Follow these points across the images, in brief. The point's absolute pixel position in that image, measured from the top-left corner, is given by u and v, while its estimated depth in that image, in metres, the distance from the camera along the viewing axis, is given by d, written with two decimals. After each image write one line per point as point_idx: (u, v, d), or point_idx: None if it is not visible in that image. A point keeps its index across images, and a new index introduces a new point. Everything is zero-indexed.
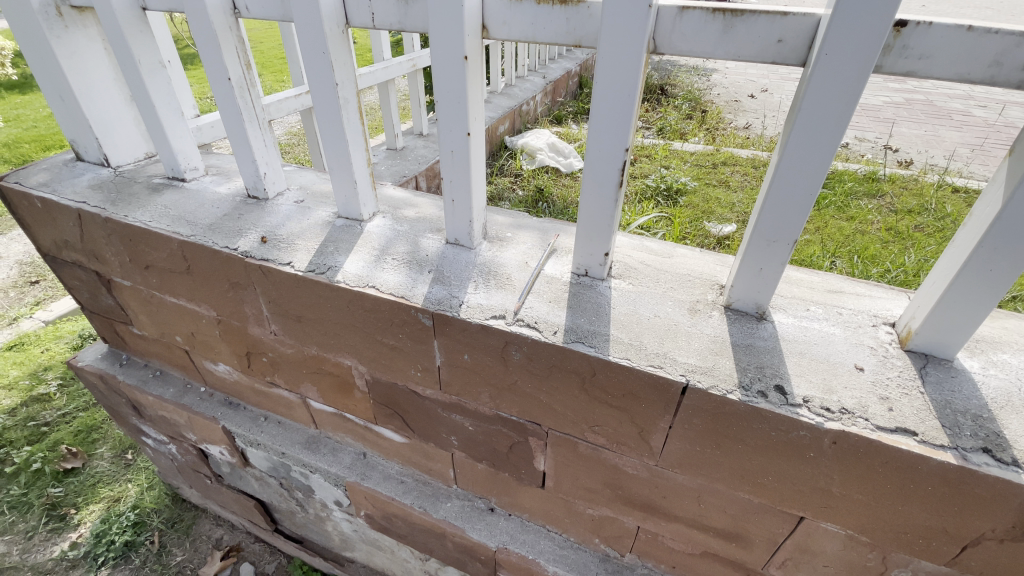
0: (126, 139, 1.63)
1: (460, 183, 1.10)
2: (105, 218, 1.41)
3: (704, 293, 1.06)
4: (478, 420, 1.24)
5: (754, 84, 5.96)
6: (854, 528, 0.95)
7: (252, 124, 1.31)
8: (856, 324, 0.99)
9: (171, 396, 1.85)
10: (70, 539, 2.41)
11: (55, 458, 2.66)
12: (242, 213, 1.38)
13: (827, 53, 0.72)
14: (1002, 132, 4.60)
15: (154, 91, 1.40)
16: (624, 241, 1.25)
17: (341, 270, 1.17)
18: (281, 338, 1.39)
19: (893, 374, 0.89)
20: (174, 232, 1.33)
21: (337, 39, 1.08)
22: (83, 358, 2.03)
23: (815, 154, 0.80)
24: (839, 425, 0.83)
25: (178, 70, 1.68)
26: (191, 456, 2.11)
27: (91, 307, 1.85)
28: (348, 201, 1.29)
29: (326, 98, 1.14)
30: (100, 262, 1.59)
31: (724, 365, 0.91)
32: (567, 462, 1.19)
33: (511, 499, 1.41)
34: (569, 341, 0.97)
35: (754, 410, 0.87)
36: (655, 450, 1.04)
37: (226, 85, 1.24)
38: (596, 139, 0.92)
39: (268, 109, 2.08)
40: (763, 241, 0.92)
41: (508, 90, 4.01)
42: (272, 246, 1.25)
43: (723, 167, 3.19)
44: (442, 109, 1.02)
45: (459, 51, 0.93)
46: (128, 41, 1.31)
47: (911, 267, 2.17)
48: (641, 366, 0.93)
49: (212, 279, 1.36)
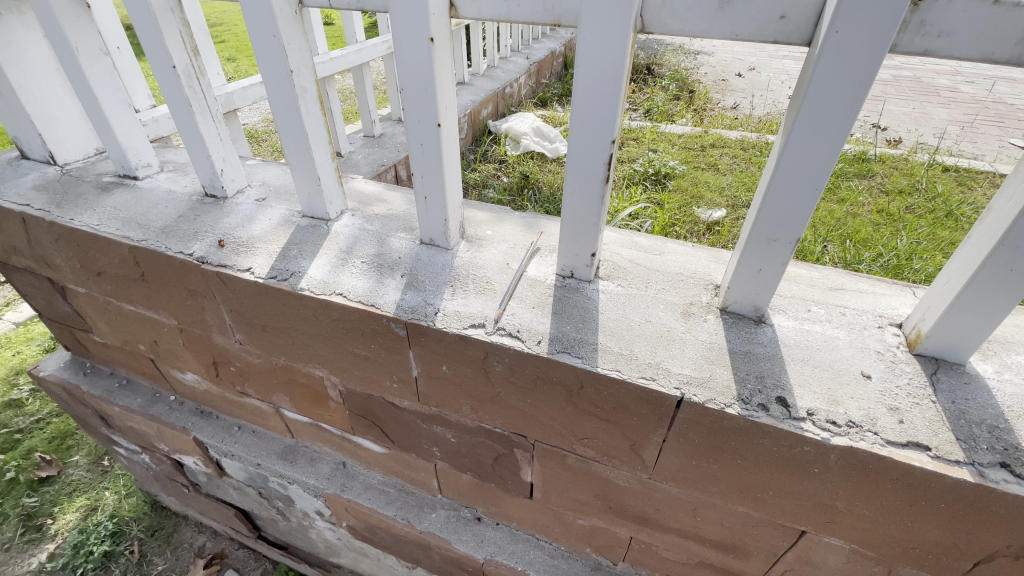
0: (73, 135, 1.50)
1: (433, 178, 1.00)
2: (49, 222, 1.30)
3: (698, 294, 0.99)
4: (460, 432, 1.17)
5: (742, 63, 5.84)
6: (860, 543, 0.90)
7: (203, 117, 1.20)
8: (861, 326, 0.92)
9: (139, 406, 1.75)
10: (47, 550, 2.32)
11: (29, 466, 2.53)
12: (198, 214, 1.27)
13: (838, 30, 0.64)
14: (988, 109, 4.57)
15: (97, 82, 1.27)
16: (612, 237, 1.17)
17: (305, 276, 1.08)
18: (247, 347, 1.30)
19: (903, 383, 0.83)
20: (124, 237, 1.22)
21: (288, 20, 0.96)
22: (45, 367, 1.92)
23: (821, 145, 0.72)
24: (846, 441, 0.77)
25: (128, 57, 1.54)
26: (165, 466, 2.02)
27: (48, 314, 1.73)
28: (312, 199, 1.19)
29: (281, 87, 1.03)
30: (51, 268, 1.47)
31: (722, 376, 0.84)
32: (555, 475, 1.13)
33: (498, 509, 1.34)
34: (555, 351, 0.89)
35: (754, 425, 0.80)
36: (647, 464, 0.97)
37: (171, 73, 1.12)
38: (579, 129, 0.83)
39: (232, 98, 1.95)
40: (763, 239, 0.84)
41: (491, 72, 3.85)
42: (230, 251, 1.15)
43: (712, 149, 3.11)
44: (409, 98, 0.92)
45: (424, 32, 0.83)
46: (62, 27, 1.18)
47: (904, 251, 2.13)
48: (633, 379, 0.85)
49: (169, 286, 1.25)
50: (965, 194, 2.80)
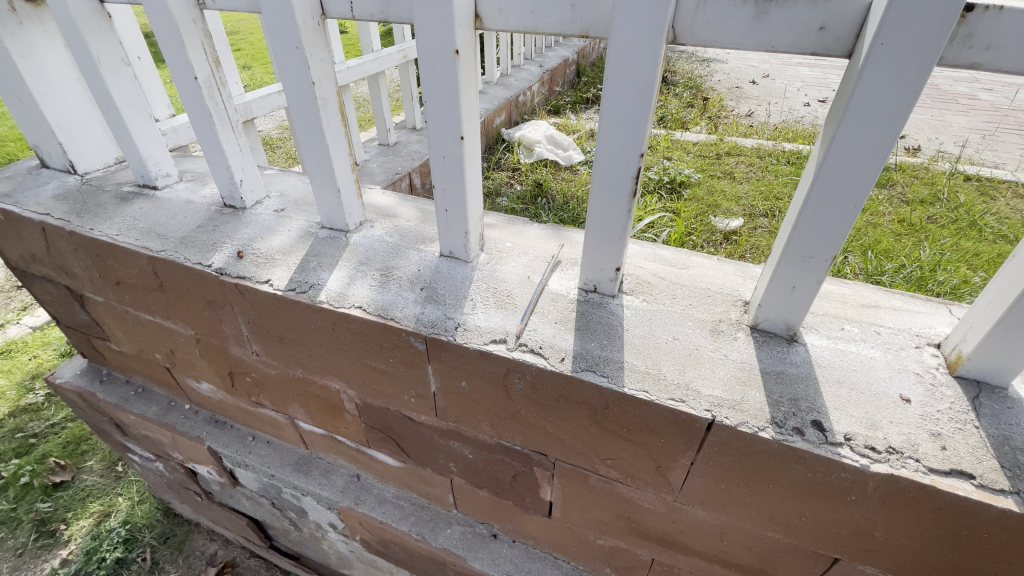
0: (93, 144, 1.51)
1: (454, 191, 0.99)
2: (69, 231, 1.30)
3: (726, 310, 0.96)
4: (477, 448, 1.14)
5: (756, 70, 5.79)
6: (895, 572, 0.86)
7: (224, 128, 1.20)
8: (898, 346, 0.89)
9: (153, 414, 1.75)
10: (60, 556, 2.33)
11: (43, 471, 2.56)
12: (217, 224, 1.27)
13: (883, 43, 0.61)
14: (1009, 117, 4.48)
15: (118, 92, 1.28)
16: (634, 250, 1.14)
17: (324, 289, 1.06)
18: (263, 358, 1.29)
19: (944, 407, 0.79)
20: (143, 247, 1.21)
21: (311, 32, 0.96)
22: (61, 374, 1.93)
23: (862, 161, 0.70)
24: (887, 468, 0.73)
25: (149, 67, 1.56)
26: (178, 474, 2.02)
27: (66, 322, 1.74)
28: (332, 210, 1.18)
29: (303, 98, 1.02)
30: (70, 277, 1.48)
31: (754, 398, 0.81)
32: (575, 494, 1.10)
33: (515, 526, 1.31)
34: (579, 369, 0.87)
35: (789, 450, 0.77)
36: (673, 485, 0.94)
37: (192, 84, 1.12)
38: (607, 142, 0.81)
39: (250, 108, 1.96)
40: (797, 257, 0.82)
41: (504, 80, 3.86)
42: (248, 262, 1.14)
43: (728, 157, 3.07)
44: (431, 110, 0.91)
45: (449, 44, 0.82)
46: (84, 38, 1.19)
47: (928, 262, 2.07)
48: (661, 400, 0.82)
49: (187, 297, 1.25)
50: (988, 204, 2.74)
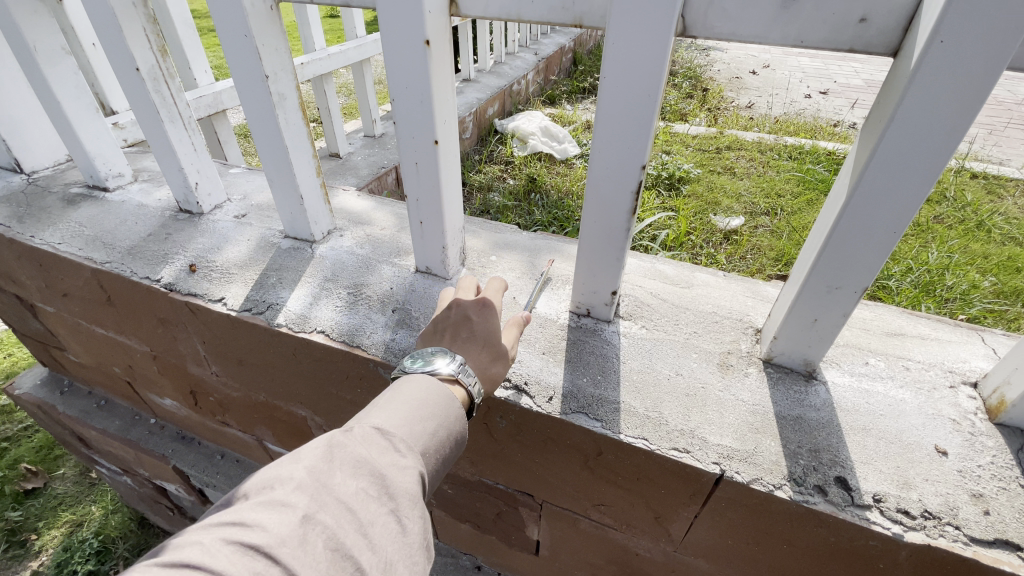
0: (42, 140, 1.37)
1: (430, 202, 0.87)
2: (8, 239, 1.18)
3: (736, 340, 0.85)
4: (458, 483, 1.04)
5: (756, 60, 5.64)
6: None
7: (174, 126, 1.07)
8: (930, 386, 0.78)
9: (116, 430, 1.63)
10: (30, 568, 2.22)
11: (14, 478, 2.43)
12: (170, 233, 1.14)
13: (942, 41, 0.49)
14: (1012, 112, 4.37)
15: (59, 84, 1.15)
16: (633, 265, 1.03)
17: (283, 309, 0.95)
18: (224, 379, 1.17)
19: (986, 461, 0.69)
20: (86, 258, 1.09)
21: (262, 18, 0.83)
22: (21, 384, 1.81)
23: (906, 181, 0.59)
24: (922, 537, 0.63)
25: (101, 54, 1.41)
26: (148, 488, 1.90)
27: (21, 331, 1.61)
28: (295, 218, 1.06)
29: (257, 94, 0.90)
30: (17, 285, 1.35)
31: (769, 448, 0.71)
32: (564, 536, 1.00)
33: (500, 560, 1.22)
34: (569, 411, 0.76)
35: (809, 512, 0.67)
36: (673, 537, 0.84)
37: (136, 76, 0.99)
38: (605, 151, 0.70)
39: (220, 98, 1.81)
40: (821, 287, 0.71)
41: (498, 68, 3.70)
42: (201, 277, 1.02)
43: (728, 151, 2.95)
44: (402, 110, 0.79)
45: (419, 33, 0.69)
46: (15, 21, 1.05)
47: (936, 266, 1.96)
48: (664, 451, 0.72)
49: (138, 313, 1.13)
50: (995, 204, 2.64)
